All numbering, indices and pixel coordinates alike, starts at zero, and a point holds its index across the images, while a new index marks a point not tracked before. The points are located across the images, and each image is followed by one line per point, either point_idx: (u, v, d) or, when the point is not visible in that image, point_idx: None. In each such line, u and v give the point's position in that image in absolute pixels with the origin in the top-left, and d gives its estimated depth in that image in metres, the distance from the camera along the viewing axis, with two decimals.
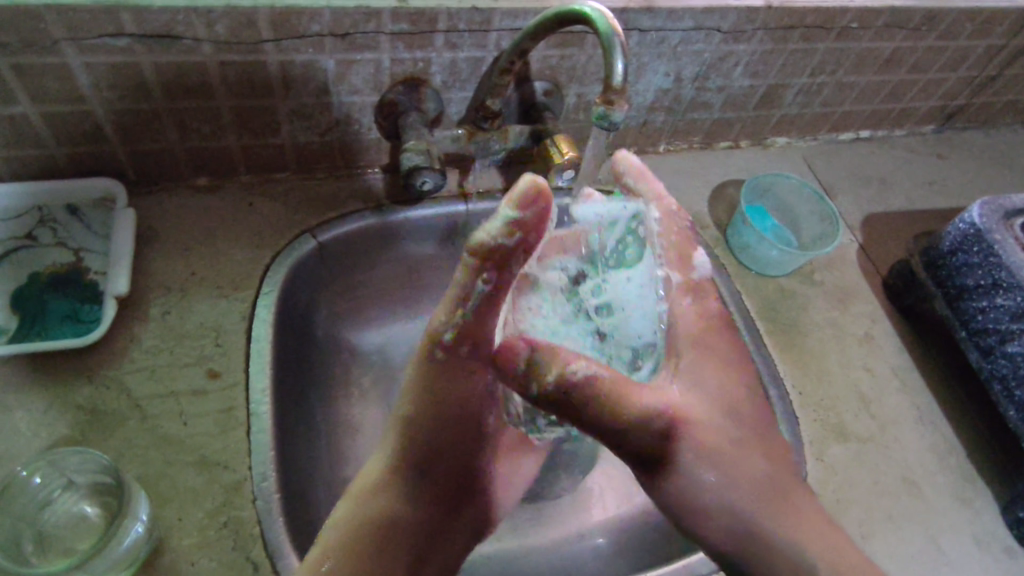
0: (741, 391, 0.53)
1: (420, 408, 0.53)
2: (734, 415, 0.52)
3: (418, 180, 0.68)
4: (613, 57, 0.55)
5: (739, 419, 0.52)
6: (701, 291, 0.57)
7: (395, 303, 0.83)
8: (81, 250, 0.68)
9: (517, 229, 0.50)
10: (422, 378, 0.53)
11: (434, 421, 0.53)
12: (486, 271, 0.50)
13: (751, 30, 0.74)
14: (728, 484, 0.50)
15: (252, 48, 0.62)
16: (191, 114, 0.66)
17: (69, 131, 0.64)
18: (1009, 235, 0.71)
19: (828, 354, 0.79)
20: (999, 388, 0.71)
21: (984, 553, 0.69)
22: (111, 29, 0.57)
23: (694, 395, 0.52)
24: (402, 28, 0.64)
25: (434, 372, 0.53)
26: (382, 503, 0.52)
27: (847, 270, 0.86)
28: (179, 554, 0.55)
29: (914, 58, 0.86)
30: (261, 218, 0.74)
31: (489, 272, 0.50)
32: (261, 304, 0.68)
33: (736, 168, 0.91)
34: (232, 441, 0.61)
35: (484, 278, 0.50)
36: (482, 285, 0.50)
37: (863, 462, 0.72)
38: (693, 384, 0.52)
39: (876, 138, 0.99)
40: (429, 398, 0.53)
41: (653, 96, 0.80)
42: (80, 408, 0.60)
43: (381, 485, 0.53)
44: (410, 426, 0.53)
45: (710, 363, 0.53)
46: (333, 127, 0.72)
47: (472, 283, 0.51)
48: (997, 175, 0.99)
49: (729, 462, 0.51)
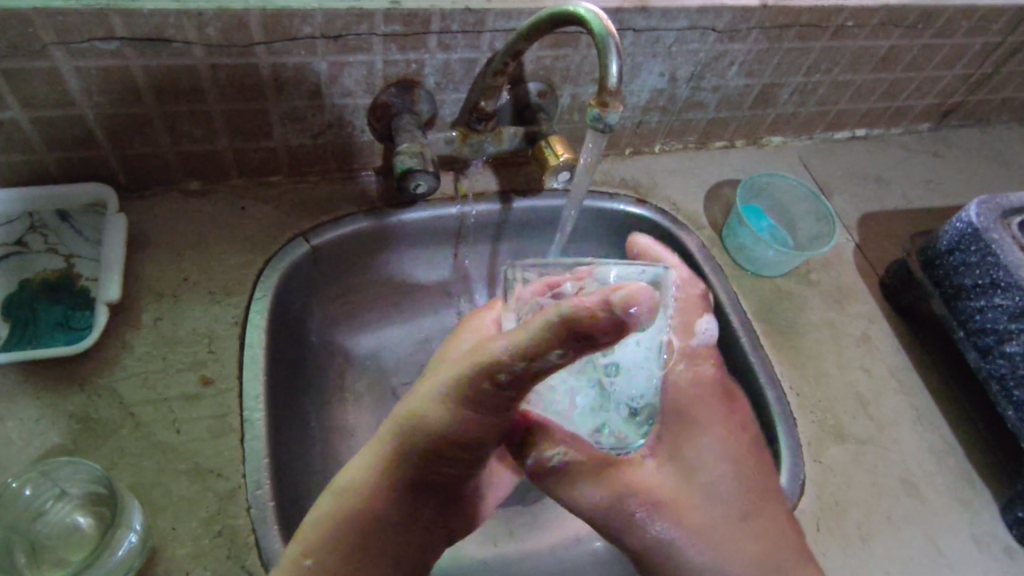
0: (739, 455, 0.48)
1: (440, 423, 0.43)
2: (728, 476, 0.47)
3: (411, 183, 0.67)
4: (608, 58, 0.55)
5: (735, 482, 0.47)
6: (702, 360, 0.52)
7: (390, 306, 0.82)
8: (73, 256, 0.67)
9: (611, 316, 0.36)
10: (449, 398, 0.43)
11: (454, 441, 0.44)
12: (568, 347, 0.37)
13: (746, 29, 0.74)
14: (711, 553, 0.45)
15: (244, 51, 0.61)
16: (183, 118, 0.66)
17: (59, 136, 0.63)
18: (1006, 234, 0.71)
19: (826, 355, 0.78)
20: (997, 388, 0.71)
21: (983, 554, 0.69)
22: (101, 33, 0.56)
23: (677, 468, 0.48)
24: (395, 30, 0.64)
25: (464, 396, 0.42)
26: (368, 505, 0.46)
27: (844, 270, 0.86)
28: (172, 563, 0.55)
29: (910, 56, 0.85)
30: (253, 222, 0.73)
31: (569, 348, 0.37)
32: (254, 309, 0.68)
33: (732, 168, 0.91)
34: (226, 448, 0.61)
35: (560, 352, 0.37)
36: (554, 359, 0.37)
37: (861, 464, 0.71)
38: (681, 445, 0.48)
39: (871, 136, 0.99)
40: (450, 420, 0.43)
41: (648, 96, 0.79)
42: (72, 416, 0.59)
43: (370, 487, 0.46)
44: (420, 443, 0.45)
45: (708, 430, 0.49)
46: (326, 129, 0.72)
47: (544, 354, 0.37)
48: (993, 173, 0.99)
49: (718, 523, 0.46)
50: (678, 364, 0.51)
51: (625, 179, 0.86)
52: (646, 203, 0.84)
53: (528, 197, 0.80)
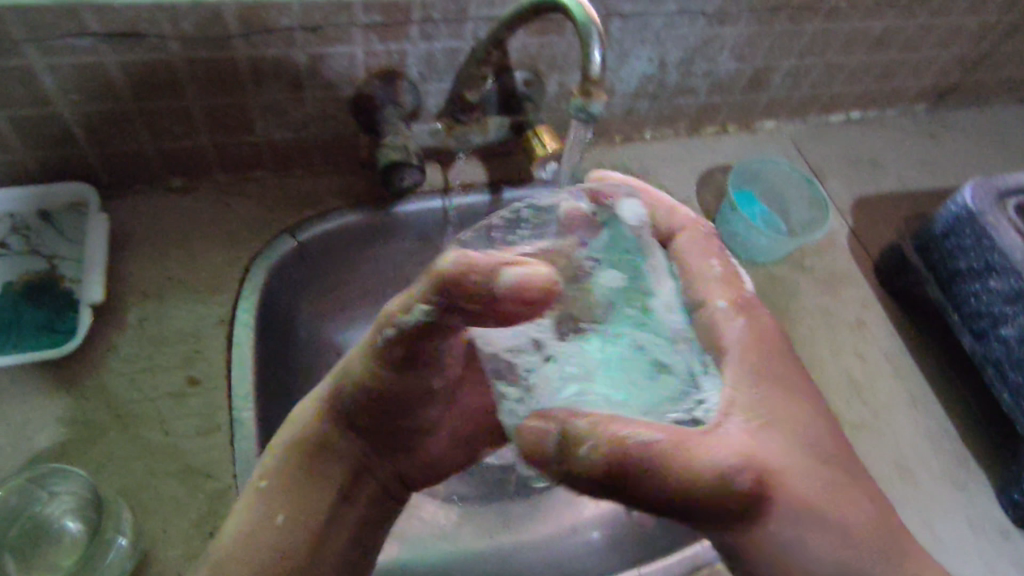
0: (816, 406, 0.46)
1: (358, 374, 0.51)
2: (838, 472, 0.43)
3: (396, 177, 0.68)
4: (590, 46, 0.53)
5: (839, 468, 0.43)
6: (750, 309, 0.50)
7: (382, 301, 0.81)
8: (55, 257, 0.66)
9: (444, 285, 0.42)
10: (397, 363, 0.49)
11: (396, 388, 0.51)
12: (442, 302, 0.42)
13: (735, 11, 0.72)
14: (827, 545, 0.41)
15: (221, 44, 0.60)
16: (162, 114, 0.65)
17: (37, 135, 0.62)
18: (1002, 217, 0.70)
19: (820, 341, 0.77)
20: (993, 372, 0.70)
21: (980, 539, 0.68)
22: (72, 29, 0.55)
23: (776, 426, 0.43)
24: (375, 19, 0.62)
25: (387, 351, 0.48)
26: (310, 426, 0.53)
27: (838, 255, 0.85)
28: (162, 565, 0.54)
29: (904, 36, 0.84)
30: (238, 219, 0.72)
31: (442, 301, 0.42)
32: (239, 308, 0.66)
33: (725, 154, 0.90)
34: (214, 448, 0.60)
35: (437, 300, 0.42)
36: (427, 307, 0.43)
37: (857, 450, 0.71)
38: (801, 434, 0.43)
39: (866, 119, 0.97)
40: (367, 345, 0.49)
41: (637, 83, 0.78)
42: (58, 419, 0.59)
43: (319, 418, 0.53)
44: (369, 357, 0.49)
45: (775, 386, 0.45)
46: (309, 122, 0.71)
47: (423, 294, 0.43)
48: (989, 153, 0.98)
49: (829, 516, 0.41)
50: (733, 320, 0.48)
51: (615, 167, 0.85)
52: None
53: (517, 187, 0.79)
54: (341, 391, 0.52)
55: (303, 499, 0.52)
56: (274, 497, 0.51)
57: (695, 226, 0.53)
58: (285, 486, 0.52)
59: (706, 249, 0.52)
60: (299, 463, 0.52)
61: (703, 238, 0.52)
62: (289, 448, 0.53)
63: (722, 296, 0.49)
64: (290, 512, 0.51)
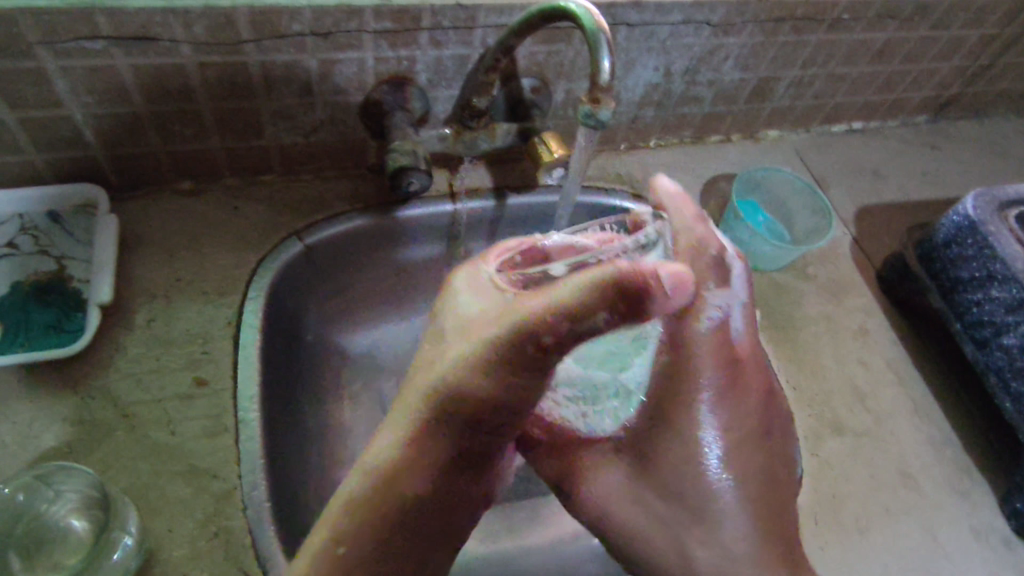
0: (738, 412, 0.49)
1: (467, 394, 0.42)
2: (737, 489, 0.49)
3: (406, 180, 0.68)
4: (599, 53, 0.54)
5: (726, 482, 0.48)
6: (726, 326, 0.47)
7: (387, 303, 0.82)
8: (64, 258, 0.67)
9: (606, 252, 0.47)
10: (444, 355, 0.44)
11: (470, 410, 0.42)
12: (522, 278, 0.46)
13: (740, 22, 0.73)
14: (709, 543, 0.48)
15: (232, 49, 0.61)
16: (172, 117, 0.65)
17: (49, 137, 0.63)
18: (1004, 226, 0.70)
19: (823, 348, 0.78)
20: (995, 380, 0.71)
21: (983, 549, 0.68)
22: (87, 33, 0.56)
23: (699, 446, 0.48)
24: (385, 26, 0.63)
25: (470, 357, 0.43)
26: (380, 463, 0.43)
27: (842, 264, 0.85)
28: (167, 565, 0.55)
29: (906, 48, 0.85)
30: (247, 222, 0.73)
31: (521, 280, 0.46)
32: (246, 309, 0.67)
33: (729, 163, 0.90)
34: (221, 448, 0.60)
35: (516, 285, 0.45)
36: (510, 291, 0.45)
37: (859, 457, 0.71)
38: (695, 452, 0.48)
39: (868, 129, 0.98)
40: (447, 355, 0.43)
41: (643, 91, 0.79)
42: (65, 418, 0.59)
43: (402, 463, 0.43)
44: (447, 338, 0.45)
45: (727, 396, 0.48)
46: (318, 127, 0.71)
47: (501, 287, 0.45)
48: (990, 165, 0.99)
49: (704, 524, 0.49)
50: (700, 324, 0.46)
51: (620, 174, 0.85)
52: (643, 199, 0.83)
53: (522, 193, 0.80)
54: (471, 361, 0.41)
55: (382, 552, 0.43)
56: (352, 559, 0.42)
57: (703, 245, 0.48)
58: (363, 529, 0.42)
59: (706, 267, 0.48)
60: (378, 507, 0.42)
61: (709, 254, 0.48)
62: (336, 524, 0.42)
63: (691, 308, 0.47)
64: (361, 556, 0.42)
